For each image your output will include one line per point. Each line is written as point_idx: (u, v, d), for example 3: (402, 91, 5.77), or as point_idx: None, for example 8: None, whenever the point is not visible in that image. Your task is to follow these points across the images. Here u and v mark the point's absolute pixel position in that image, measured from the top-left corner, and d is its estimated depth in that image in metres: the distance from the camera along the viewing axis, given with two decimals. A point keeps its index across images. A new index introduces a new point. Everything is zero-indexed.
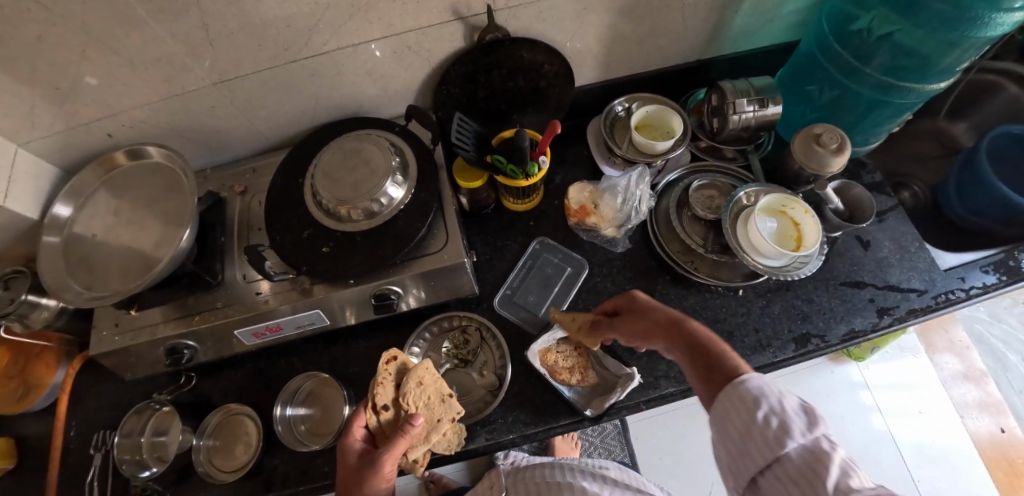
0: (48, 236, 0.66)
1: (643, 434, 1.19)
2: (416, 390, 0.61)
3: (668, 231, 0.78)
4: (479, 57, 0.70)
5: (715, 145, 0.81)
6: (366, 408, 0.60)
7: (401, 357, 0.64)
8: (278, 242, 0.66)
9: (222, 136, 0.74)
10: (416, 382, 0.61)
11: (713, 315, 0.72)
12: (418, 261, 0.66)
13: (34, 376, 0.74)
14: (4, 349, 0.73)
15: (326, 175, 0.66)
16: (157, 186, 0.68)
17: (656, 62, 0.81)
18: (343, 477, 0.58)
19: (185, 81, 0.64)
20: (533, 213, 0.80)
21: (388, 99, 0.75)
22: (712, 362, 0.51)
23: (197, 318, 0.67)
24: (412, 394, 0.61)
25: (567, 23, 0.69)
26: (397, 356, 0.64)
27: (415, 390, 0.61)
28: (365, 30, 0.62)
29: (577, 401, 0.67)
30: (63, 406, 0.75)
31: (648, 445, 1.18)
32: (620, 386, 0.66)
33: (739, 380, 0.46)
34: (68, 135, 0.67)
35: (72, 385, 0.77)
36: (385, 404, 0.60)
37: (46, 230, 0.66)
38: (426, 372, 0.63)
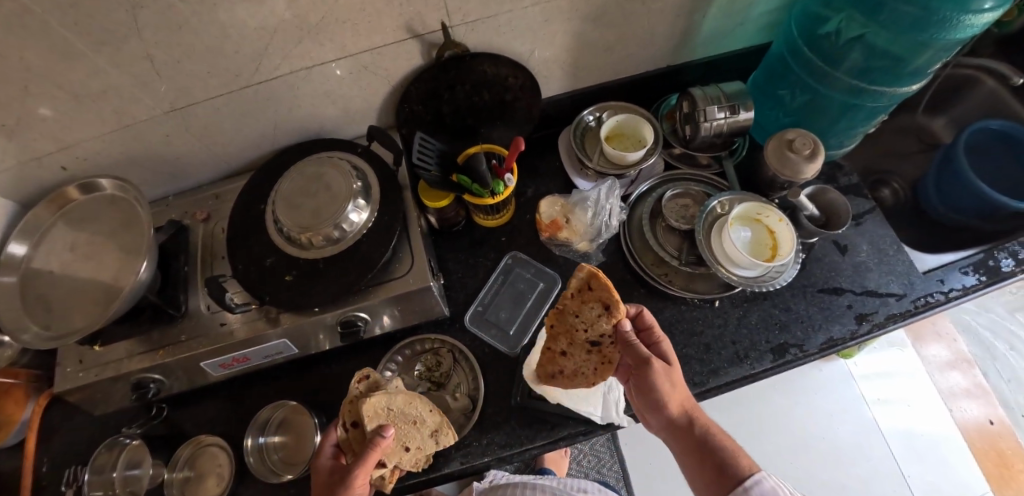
0: (4, 275, 0.64)
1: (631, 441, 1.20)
2: (385, 409, 0.56)
3: (642, 242, 0.76)
4: (440, 73, 0.68)
5: (689, 152, 0.79)
6: (339, 423, 0.57)
7: (373, 376, 0.60)
8: (240, 271, 0.64)
9: (182, 162, 0.72)
10: (388, 400, 0.56)
11: (690, 328, 0.71)
12: (384, 287, 0.64)
13: (2, 412, 0.71)
14: None
15: (287, 201, 0.64)
16: (114, 218, 0.66)
17: (626, 70, 0.79)
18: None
19: (136, 111, 0.62)
20: (506, 227, 0.78)
21: (350, 118, 0.73)
22: (718, 457, 0.54)
23: (161, 352, 0.65)
24: (382, 413, 0.56)
25: (529, 35, 0.68)
26: (370, 375, 0.59)
27: (385, 407, 0.56)
28: (318, 53, 0.61)
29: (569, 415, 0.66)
30: (33, 443, 0.74)
31: (640, 453, 1.17)
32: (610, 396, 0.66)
33: (748, 482, 0.50)
34: (21, 169, 0.65)
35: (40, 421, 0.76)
36: (354, 421, 0.57)
37: (2, 270, 0.64)
38: (397, 389, 0.59)
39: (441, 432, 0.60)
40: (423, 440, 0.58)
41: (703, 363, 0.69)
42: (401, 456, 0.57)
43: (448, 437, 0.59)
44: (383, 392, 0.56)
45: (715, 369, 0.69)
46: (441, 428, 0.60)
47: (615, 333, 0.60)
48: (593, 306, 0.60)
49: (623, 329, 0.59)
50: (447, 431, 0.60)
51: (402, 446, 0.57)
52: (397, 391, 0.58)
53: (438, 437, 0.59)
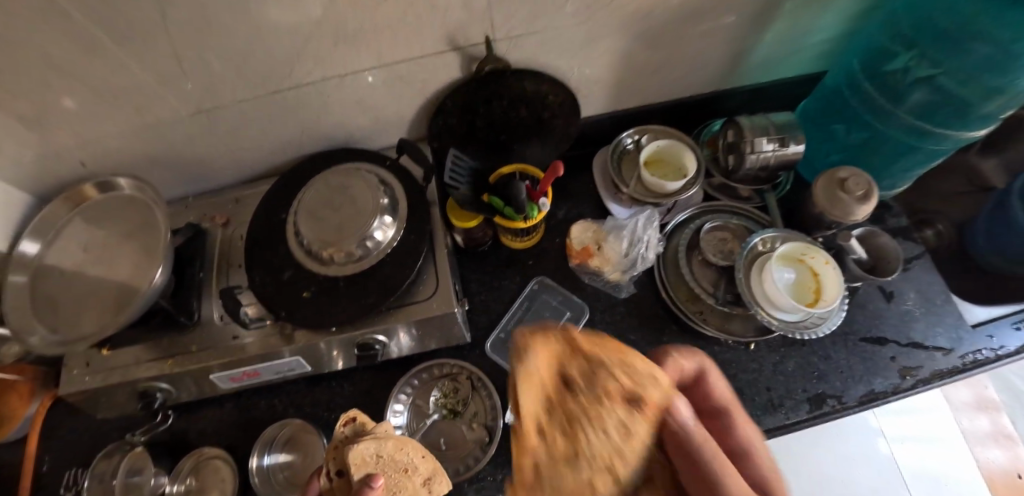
0: (15, 273, 0.62)
1: None
2: (374, 456, 0.50)
3: (675, 275, 0.72)
4: (478, 87, 0.65)
5: (731, 183, 0.75)
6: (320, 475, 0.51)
7: (360, 417, 0.55)
8: (257, 283, 0.62)
9: (204, 164, 0.70)
10: (377, 446, 0.50)
11: (722, 371, 0.67)
12: (406, 309, 0.61)
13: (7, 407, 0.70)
14: None
15: (311, 214, 0.61)
16: (130, 219, 0.64)
17: (670, 93, 0.76)
18: None
19: (160, 111, 0.59)
20: (533, 250, 0.75)
21: (380, 129, 0.70)
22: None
23: (170, 362, 0.63)
24: (369, 460, 0.49)
25: (574, 52, 0.64)
26: (356, 418, 0.55)
27: (374, 455, 0.50)
28: (353, 61, 0.58)
29: None
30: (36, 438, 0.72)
31: None
32: None
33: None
34: (39, 162, 0.63)
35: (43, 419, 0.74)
36: (338, 471, 0.50)
37: (13, 267, 0.62)
38: (387, 433, 0.53)
39: (434, 480, 0.53)
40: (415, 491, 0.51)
41: None
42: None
43: (443, 485, 0.53)
44: (372, 437, 0.51)
45: (747, 417, 0.65)
46: (434, 475, 0.53)
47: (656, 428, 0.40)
48: (602, 423, 0.37)
49: (676, 428, 0.41)
50: (442, 479, 0.54)
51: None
52: (386, 436, 0.52)
53: (432, 485, 0.52)
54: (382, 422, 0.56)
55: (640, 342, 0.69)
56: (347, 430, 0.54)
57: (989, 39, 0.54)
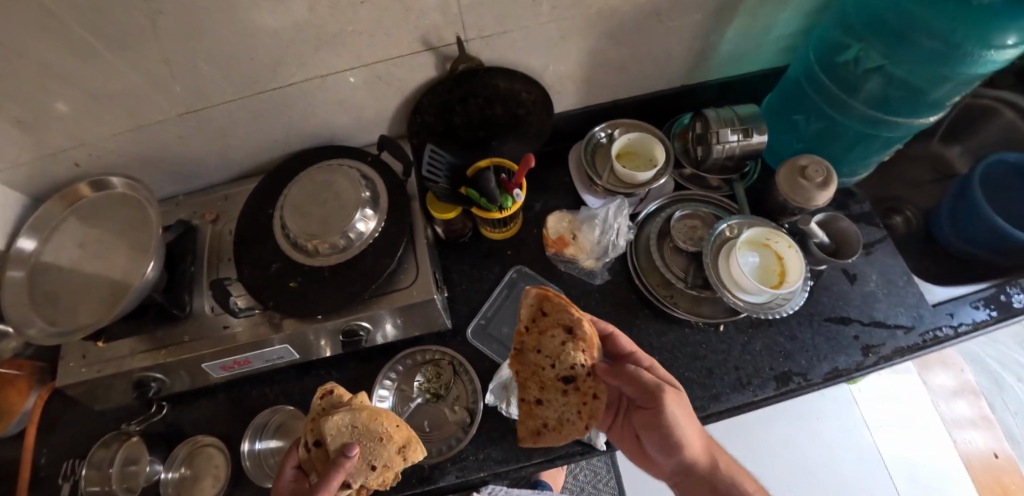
0: (13, 270, 0.65)
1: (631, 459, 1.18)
2: (349, 427, 0.55)
3: (648, 262, 0.75)
4: (454, 85, 0.68)
5: (700, 173, 0.78)
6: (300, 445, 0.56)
7: (337, 390, 0.59)
8: (246, 275, 0.65)
9: (193, 163, 0.73)
10: (352, 418, 0.55)
11: (693, 352, 0.71)
12: (388, 297, 0.64)
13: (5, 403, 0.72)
14: None
15: (296, 208, 0.64)
16: (123, 216, 0.67)
17: (640, 88, 0.79)
18: None
19: (150, 113, 0.62)
20: (513, 241, 0.78)
21: (362, 126, 0.73)
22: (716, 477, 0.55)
23: (163, 352, 0.66)
24: (345, 431, 0.54)
25: (545, 51, 0.67)
26: (333, 390, 0.59)
27: (349, 426, 0.55)
28: (333, 62, 0.61)
29: None
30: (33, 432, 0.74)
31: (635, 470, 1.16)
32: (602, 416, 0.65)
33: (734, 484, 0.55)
34: (35, 164, 0.66)
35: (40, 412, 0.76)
36: (315, 441, 0.56)
37: (11, 264, 0.65)
38: (363, 404, 0.58)
39: (409, 448, 0.56)
40: (391, 457, 0.55)
41: (704, 387, 0.68)
42: (369, 477, 0.54)
43: (416, 452, 0.56)
44: (347, 409, 0.55)
45: (717, 394, 0.68)
46: (409, 443, 0.56)
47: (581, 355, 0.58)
48: (554, 335, 0.59)
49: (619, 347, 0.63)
50: (416, 446, 0.57)
51: (366, 465, 0.54)
52: (361, 408, 0.56)
53: (406, 453, 0.56)
54: (358, 393, 0.59)
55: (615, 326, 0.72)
56: (325, 402, 0.58)
57: (936, 33, 0.57)
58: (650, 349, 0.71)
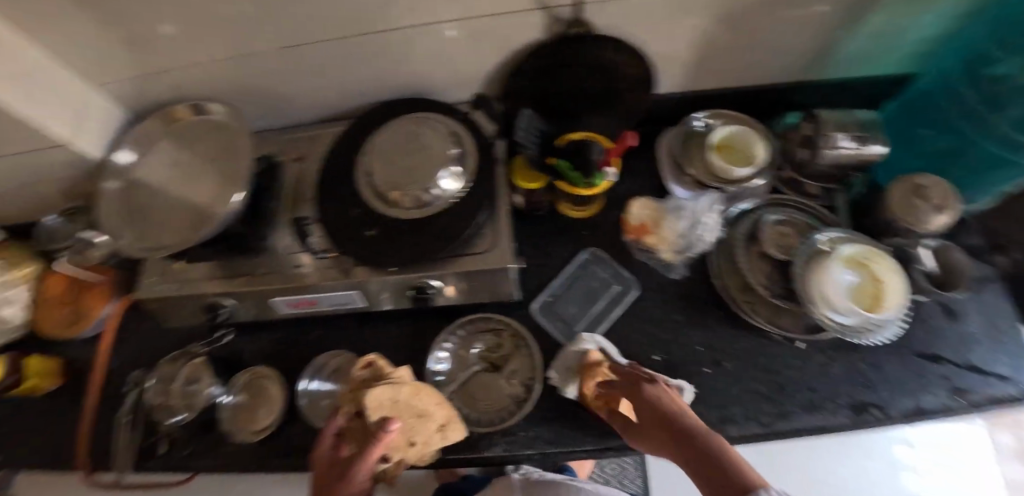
0: (110, 181, 0.68)
1: (663, 475, 1.09)
2: (390, 402, 0.53)
3: (731, 263, 0.71)
4: (557, 51, 0.65)
5: (799, 178, 0.74)
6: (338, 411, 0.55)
7: (379, 362, 0.57)
8: (325, 217, 0.65)
9: (284, 99, 0.72)
10: (394, 393, 0.53)
11: (765, 364, 0.67)
12: (463, 260, 0.62)
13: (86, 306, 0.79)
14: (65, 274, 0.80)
15: (383, 156, 0.63)
16: (215, 143, 0.68)
17: (749, 78, 0.74)
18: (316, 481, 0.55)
19: (252, 42, 0.61)
20: (589, 222, 0.75)
21: (455, 83, 0.71)
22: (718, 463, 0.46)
23: (238, 281, 0.67)
24: (386, 405, 0.53)
25: (661, 25, 0.63)
26: (374, 362, 0.57)
27: (390, 400, 0.53)
28: (442, 10, 0.58)
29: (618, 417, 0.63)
30: (109, 338, 0.78)
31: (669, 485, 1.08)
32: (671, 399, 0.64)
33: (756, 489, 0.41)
34: (140, 81, 0.67)
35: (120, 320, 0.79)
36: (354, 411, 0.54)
37: (109, 175, 0.68)
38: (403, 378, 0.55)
39: (449, 427, 0.58)
40: (430, 435, 0.56)
41: (773, 404, 0.65)
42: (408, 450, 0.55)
43: (455, 434, 0.58)
44: (388, 384, 0.53)
45: (785, 413, 0.64)
46: (449, 423, 0.58)
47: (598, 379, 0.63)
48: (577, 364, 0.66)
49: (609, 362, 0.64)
50: (455, 427, 0.58)
51: (408, 442, 0.55)
52: (403, 383, 0.54)
53: (445, 433, 0.57)
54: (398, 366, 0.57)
55: (685, 324, 0.69)
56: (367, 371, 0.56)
57: None
58: (720, 355, 0.68)
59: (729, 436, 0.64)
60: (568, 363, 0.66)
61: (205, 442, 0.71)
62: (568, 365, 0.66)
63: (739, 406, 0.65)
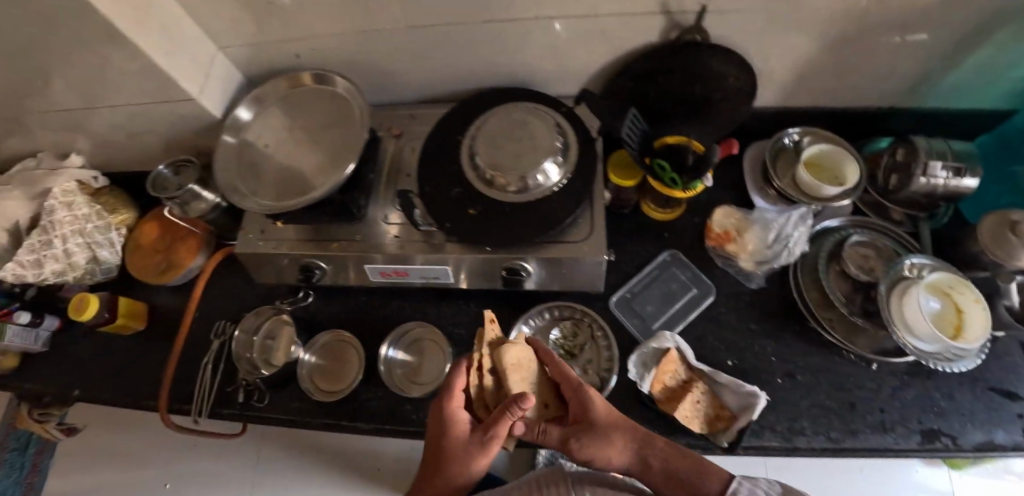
0: (227, 135, 0.70)
1: None
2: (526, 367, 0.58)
3: (810, 279, 0.72)
4: (667, 55, 0.67)
5: (884, 201, 0.74)
6: (472, 369, 0.57)
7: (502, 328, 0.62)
8: (426, 192, 0.67)
9: (392, 78, 0.76)
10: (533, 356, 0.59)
11: (838, 382, 0.68)
12: (557, 247, 0.65)
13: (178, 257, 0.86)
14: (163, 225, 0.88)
15: (490, 140, 0.66)
16: (330, 112, 0.71)
17: (845, 100, 0.75)
18: (436, 453, 0.53)
19: (379, 21, 0.64)
20: (670, 224, 0.77)
21: (559, 77, 0.73)
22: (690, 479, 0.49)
23: (335, 245, 0.70)
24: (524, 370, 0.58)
25: (773, 40, 0.64)
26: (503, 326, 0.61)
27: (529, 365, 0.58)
28: (568, 6, 0.61)
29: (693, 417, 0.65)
30: (200, 288, 0.80)
31: None
32: (747, 406, 0.64)
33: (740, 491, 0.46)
34: (263, 48, 0.70)
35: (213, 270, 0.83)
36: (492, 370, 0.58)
37: (227, 129, 0.70)
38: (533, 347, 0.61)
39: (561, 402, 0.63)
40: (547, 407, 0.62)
41: (843, 420, 0.66)
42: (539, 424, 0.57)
43: None
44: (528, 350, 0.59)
45: (854, 431, 0.65)
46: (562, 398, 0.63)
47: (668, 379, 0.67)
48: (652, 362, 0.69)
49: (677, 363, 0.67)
50: None
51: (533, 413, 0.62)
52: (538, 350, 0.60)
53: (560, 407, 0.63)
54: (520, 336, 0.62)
55: (761, 334, 0.70)
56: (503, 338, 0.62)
57: None
58: (793, 367, 0.69)
59: (797, 447, 0.65)
60: (648, 359, 0.68)
61: (283, 396, 0.75)
62: (645, 361, 0.68)
63: (808, 419, 0.66)
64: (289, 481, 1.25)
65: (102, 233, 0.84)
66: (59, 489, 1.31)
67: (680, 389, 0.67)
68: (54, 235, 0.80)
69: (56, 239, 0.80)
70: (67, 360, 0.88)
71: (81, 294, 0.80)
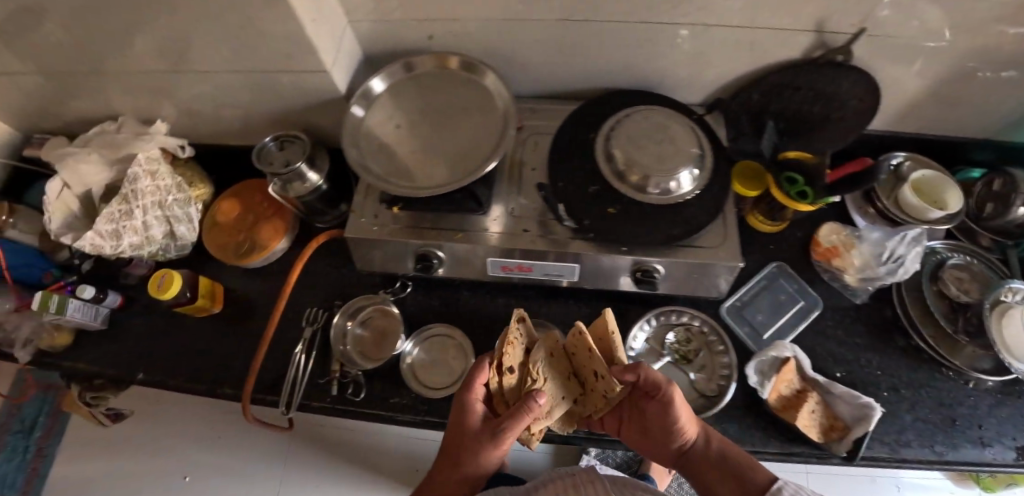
0: (354, 107, 0.65)
1: None
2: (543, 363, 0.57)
3: (914, 297, 0.75)
4: (804, 72, 0.69)
5: (976, 227, 0.78)
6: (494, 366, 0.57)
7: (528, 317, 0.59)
8: (561, 188, 0.66)
9: (519, 70, 0.74)
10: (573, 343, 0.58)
11: (938, 397, 0.70)
12: (693, 252, 0.65)
13: (263, 238, 0.81)
14: (244, 205, 0.84)
15: (630, 140, 0.66)
16: (469, 97, 0.67)
17: (947, 129, 0.79)
18: (457, 436, 0.57)
19: (534, 12, 0.63)
20: (775, 236, 0.80)
21: (687, 84, 0.74)
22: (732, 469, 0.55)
23: (460, 235, 0.68)
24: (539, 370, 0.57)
25: (907, 67, 0.67)
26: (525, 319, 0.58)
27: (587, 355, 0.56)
28: (728, 17, 0.61)
29: (810, 426, 0.67)
30: (294, 272, 0.75)
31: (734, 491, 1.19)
32: (863, 417, 0.65)
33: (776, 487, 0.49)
34: (395, 28, 0.67)
35: (305, 254, 0.76)
36: (511, 367, 0.56)
37: (354, 100, 0.64)
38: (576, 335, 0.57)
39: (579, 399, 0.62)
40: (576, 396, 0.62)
41: (945, 435, 0.68)
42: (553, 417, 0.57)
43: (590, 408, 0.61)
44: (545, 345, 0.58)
45: (956, 445, 0.68)
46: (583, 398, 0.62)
47: (782, 387, 0.69)
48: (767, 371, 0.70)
49: (791, 373, 0.69)
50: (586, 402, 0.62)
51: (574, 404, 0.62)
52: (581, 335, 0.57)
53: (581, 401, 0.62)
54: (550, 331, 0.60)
55: (865, 348, 0.73)
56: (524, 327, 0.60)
57: None
58: (897, 381, 0.71)
59: (903, 458, 0.67)
60: (767, 367, 0.70)
61: (386, 388, 0.72)
62: (763, 369, 0.70)
63: (913, 432, 0.69)
64: (321, 480, 1.19)
65: (181, 207, 0.79)
66: (65, 477, 1.22)
67: (795, 397, 0.69)
68: (136, 206, 0.74)
69: (137, 210, 0.74)
70: (128, 341, 0.82)
71: (163, 272, 0.74)
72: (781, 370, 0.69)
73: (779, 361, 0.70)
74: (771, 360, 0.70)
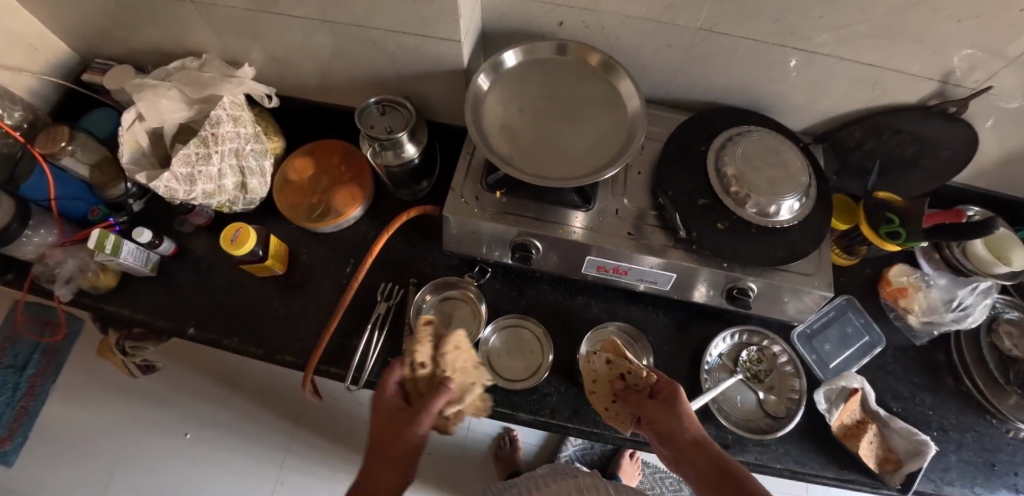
0: (479, 77, 0.65)
1: None
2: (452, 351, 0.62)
3: (971, 345, 0.78)
4: (914, 117, 0.70)
5: None
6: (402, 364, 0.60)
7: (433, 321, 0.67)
8: (672, 197, 0.66)
9: (635, 72, 0.74)
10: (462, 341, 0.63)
11: (983, 442, 0.74)
12: (792, 277, 0.66)
13: (342, 204, 0.78)
14: (323, 168, 0.82)
15: (746, 158, 0.66)
16: (594, 93, 0.68)
17: (1018, 190, 0.83)
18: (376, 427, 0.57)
19: (677, 17, 0.61)
20: (844, 270, 0.83)
21: (795, 111, 0.75)
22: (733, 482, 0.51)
23: (563, 229, 0.65)
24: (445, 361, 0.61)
25: (1008, 127, 0.70)
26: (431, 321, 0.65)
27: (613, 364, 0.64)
28: (866, 53, 0.62)
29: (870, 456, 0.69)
30: (377, 245, 0.73)
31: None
32: (919, 452, 0.67)
33: None
34: (529, 10, 0.65)
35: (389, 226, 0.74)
36: (422, 362, 0.60)
37: (483, 69, 0.65)
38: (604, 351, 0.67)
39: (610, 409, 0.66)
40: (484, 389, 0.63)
41: (986, 478, 0.72)
42: (466, 403, 0.60)
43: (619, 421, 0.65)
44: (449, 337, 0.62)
45: (995, 488, 0.72)
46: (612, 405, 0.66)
47: (845, 415, 0.71)
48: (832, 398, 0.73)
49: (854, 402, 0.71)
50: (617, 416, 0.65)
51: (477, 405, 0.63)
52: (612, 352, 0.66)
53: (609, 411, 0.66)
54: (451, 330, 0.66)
55: (919, 386, 0.77)
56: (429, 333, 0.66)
57: None
58: (947, 424, 0.75)
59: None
60: (835, 395, 0.72)
61: None
62: (830, 397, 0.72)
63: (958, 472, 0.72)
64: (333, 453, 1.16)
65: (256, 158, 0.74)
66: (57, 420, 1.14)
67: (858, 425, 0.71)
68: (216, 150, 0.67)
69: (216, 155, 0.68)
70: (178, 292, 0.77)
71: (237, 226, 0.70)
72: (846, 399, 0.71)
73: (845, 391, 0.72)
74: (837, 388, 0.72)
